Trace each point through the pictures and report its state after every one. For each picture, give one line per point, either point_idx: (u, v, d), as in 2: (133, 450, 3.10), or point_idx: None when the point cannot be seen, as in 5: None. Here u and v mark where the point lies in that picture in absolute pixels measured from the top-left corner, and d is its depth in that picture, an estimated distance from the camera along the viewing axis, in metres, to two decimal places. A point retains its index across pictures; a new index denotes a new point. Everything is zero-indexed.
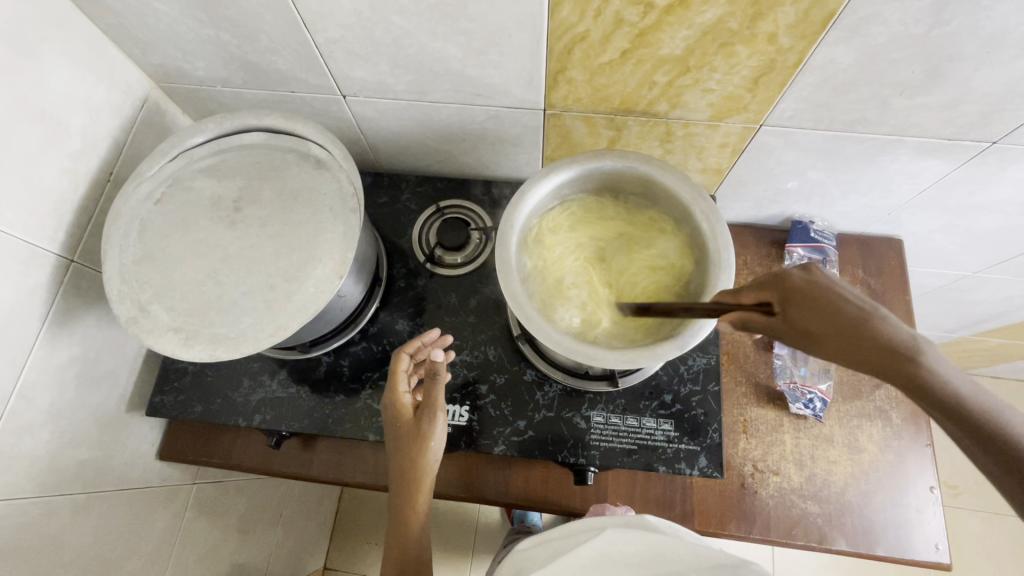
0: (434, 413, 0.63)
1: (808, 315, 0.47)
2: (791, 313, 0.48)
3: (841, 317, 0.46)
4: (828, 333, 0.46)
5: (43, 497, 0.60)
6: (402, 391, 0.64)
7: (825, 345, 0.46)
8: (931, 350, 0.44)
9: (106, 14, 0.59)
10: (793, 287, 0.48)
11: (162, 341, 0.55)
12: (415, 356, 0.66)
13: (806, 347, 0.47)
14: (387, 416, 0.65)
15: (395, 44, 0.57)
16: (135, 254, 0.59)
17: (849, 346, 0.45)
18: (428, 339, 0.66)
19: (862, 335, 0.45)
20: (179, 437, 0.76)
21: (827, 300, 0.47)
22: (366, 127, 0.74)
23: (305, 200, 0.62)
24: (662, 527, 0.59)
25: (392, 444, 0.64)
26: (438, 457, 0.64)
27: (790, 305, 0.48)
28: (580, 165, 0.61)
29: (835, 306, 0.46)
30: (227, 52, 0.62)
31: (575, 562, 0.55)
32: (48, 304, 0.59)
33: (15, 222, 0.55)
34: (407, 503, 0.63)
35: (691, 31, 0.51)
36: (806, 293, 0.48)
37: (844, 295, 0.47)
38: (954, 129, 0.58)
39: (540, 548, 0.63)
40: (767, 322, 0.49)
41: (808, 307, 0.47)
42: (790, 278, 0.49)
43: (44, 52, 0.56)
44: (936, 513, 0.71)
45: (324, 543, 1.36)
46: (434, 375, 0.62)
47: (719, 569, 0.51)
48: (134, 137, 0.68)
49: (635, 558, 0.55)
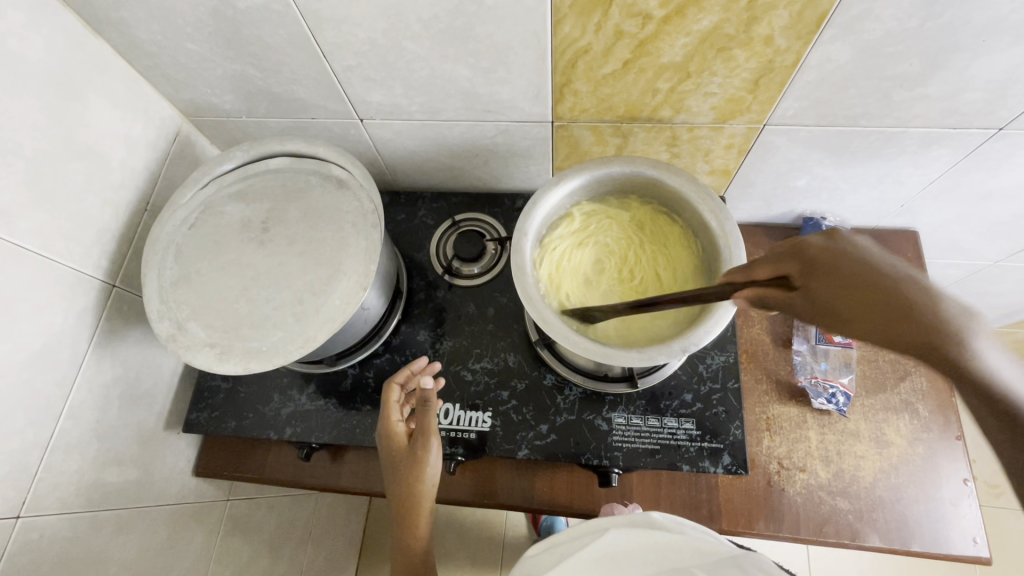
0: (427, 438, 0.63)
1: (826, 283, 0.44)
2: (809, 285, 0.45)
3: (868, 289, 0.43)
4: (843, 302, 0.43)
5: (90, 511, 0.62)
6: (395, 421, 0.66)
7: (850, 316, 0.43)
8: (974, 325, 0.39)
9: (142, 57, 0.64)
10: (811, 256, 0.46)
11: (199, 356, 0.58)
12: (404, 386, 0.68)
13: (822, 321, 0.44)
14: (381, 446, 0.66)
15: (408, 68, 0.61)
16: (172, 276, 0.63)
17: (881, 322, 0.41)
18: (416, 366, 0.68)
19: (891, 303, 0.41)
20: (212, 453, 0.78)
21: (850, 269, 0.44)
22: (383, 148, 0.77)
23: (328, 219, 0.65)
24: (667, 524, 0.59)
25: (388, 474, 0.64)
26: (435, 481, 0.64)
27: (811, 275, 0.45)
28: (589, 171, 0.62)
29: (856, 273, 0.43)
30: (251, 84, 0.67)
31: (578, 565, 0.54)
32: (93, 327, 0.63)
33: (64, 251, 0.59)
34: (408, 528, 0.63)
35: (689, 39, 0.54)
36: (826, 262, 0.45)
37: (878, 263, 0.44)
38: (958, 118, 0.59)
39: (546, 554, 0.61)
40: (785, 296, 0.46)
41: (830, 277, 0.44)
42: (812, 246, 0.47)
43: (87, 94, 0.61)
44: (972, 506, 0.69)
45: (353, 561, 1.37)
46: (426, 402, 0.64)
47: (724, 564, 0.50)
48: (167, 168, 0.73)
49: (641, 557, 0.54)
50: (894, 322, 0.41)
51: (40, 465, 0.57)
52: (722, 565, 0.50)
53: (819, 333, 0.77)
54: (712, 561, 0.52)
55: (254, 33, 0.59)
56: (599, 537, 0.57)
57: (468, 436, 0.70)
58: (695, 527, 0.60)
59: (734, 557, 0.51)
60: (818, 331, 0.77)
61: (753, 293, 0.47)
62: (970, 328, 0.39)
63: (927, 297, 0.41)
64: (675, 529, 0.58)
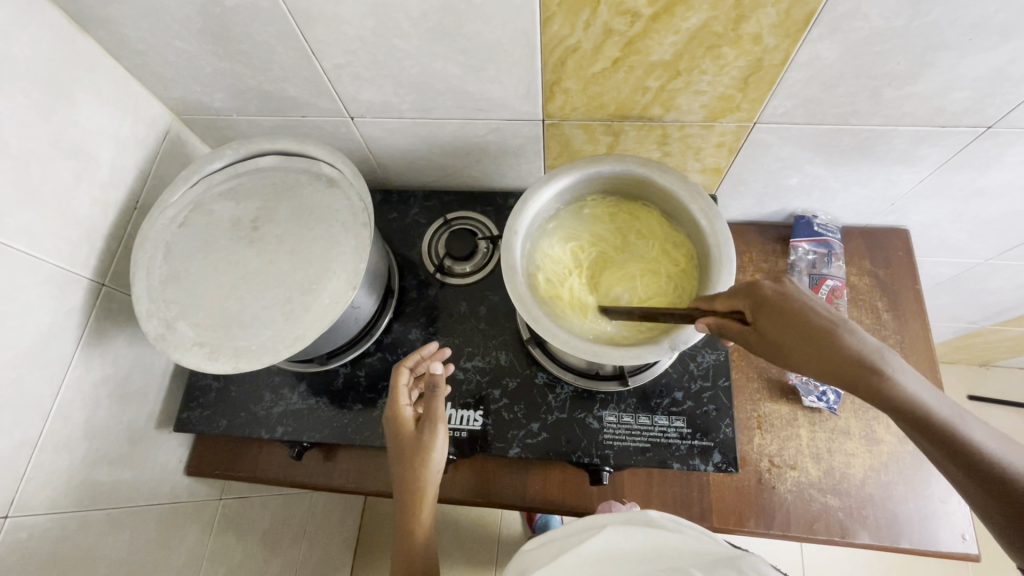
0: (435, 424, 0.63)
1: (779, 326, 0.48)
2: (761, 324, 0.48)
3: (811, 330, 0.47)
4: (788, 340, 0.47)
5: (81, 511, 0.62)
6: (403, 404, 0.66)
7: (792, 356, 0.47)
8: (897, 361, 0.45)
9: (130, 55, 0.64)
10: (761, 296, 0.49)
11: (188, 356, 0.58)
12: (413, 369, 0.68)
13: (776, 360, 0.48)
14: (387, 432, 0.66)
15: (398, 66, 0.61)
16: (161, 275, 0.63)
17: (824, 358, 0.46)
18: (427, 351, 0.68)
19: (831, 345, 0.46)
20: (204, 452, 0.78)
21: (793, 310, 0.48)
22: (374, 146, 0.77)
23: (318, 217, 0.65)
24: (664, 522, 0.59)
25: (393, 456, 0.64)
26: (440, 469, 0.64)
27: (760, 314, 0.49)
28: (579, 170, 0.63)
29: (799, 315, 0.47)
30: (242, 82, 0.66)
31: (577, 563, 0.54)
32: (82, 325, 0.63)
33: (52, 250, 0.59)
34: (411, 511, 0.63)
35: (678, 37, 0.54)
36: (769, 302, 0.49)
37: (812, 306, 0.48)
38: (948, 116, 0.59)
39: (545, 548, 0.61)
40: (740, 331, 0.50)
41: (775, 316, 0.48)
42: (762, 288, 0.49)
43: (76, 92, 0.60)
44: (962, 503, 0.69)
45: (348, 559, 1.37)
46: (434, 387, 0.63)
47: (720, 563, 0.50)
48: (157, 166, 0.73)
49: (637, 556, 0.54)
50: (833, 361, 0.45)
51: (29, 465, 0.57)
52: (717, 564, 0.50)
53: None
54: (708, 562, 0.51)
55: (243, 31, 0.58)
56: (597, 535, 0.57)
57: (460, 435, 0.70)
58: (693, 527, 0.60)
59: (730, 558, 0.51)
60: None
61: (716, 323, 0.51)
62: (892, 363, 0.45)
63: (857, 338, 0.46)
64: (672, 527, 0.58)
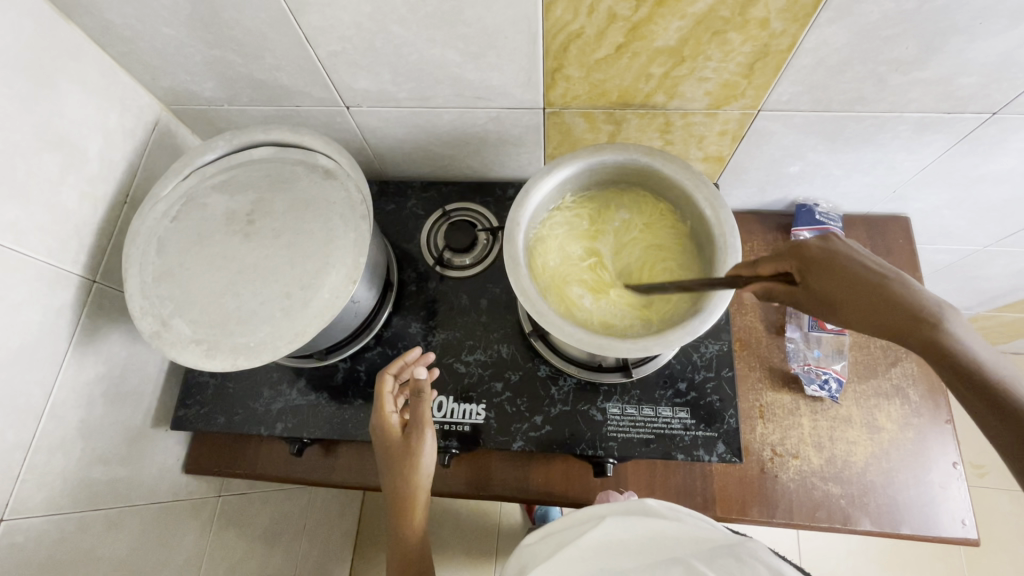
0: (422, 429, 0.63)
1: (825, 280, 0.49)
2: (810, 280, 0.50)
3: (866, 282, 0.48)
4: (846, 295, 0.48)
5: (77, 512, 0.61)
6: (389, 411, 0.65)
7: (844, 306, 0.48)
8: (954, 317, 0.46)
9: (116, 42, 0.62)
10: (810, 255, 0.51)
11: (184, 353, 0.57)
12: (398, 375, 0.68)
13: (823, 311, 0.49)
14: (375, 437, 0.65)
15: (396, 53, 0.59)
16: (154, 271, 0.61)
17: (865, 304, 0.48)
18: (411, 357, 0.68)
19: (888, 299, 0.47)
20: (202, 450, 0.77)
21: (842, 265, 0.49)
22: (371, 137, 0.75)
23: (314, 210, 0.63)
24: (663, 511, 0.59)
25: (382, 464, 0.64)
26: (430, 472, 0.64)
27: (808, 273, 0.50)
28: (581, 160, 0.62)
29: (848, 269, 0.49)
30: (233, 71, 0.64)
31: (576, 553, 0.54)
32: (73, 325, 0.61)
33: (40, 246, 0.57)
34: (404, 516, 0.63)
35: (684, 22, 0.52)
36: (819, 260, 0.50)
37: (857, 258, 0.50)
38: (954, 102, 0.59)
39: (543, 543, 0.61)
40: (789, 291, 0.51)
41: (825, 275, 0.49)
42: (811, 247, 0.51)
43: (60, 81, 0.58)
44: (962, 489, 0.70)
45: (348, 553, 1.37)
46: (418, 393, 0.63)
47: (720, 552, 0.49)
48: (147, 159, 0.71)
49: (636, 546, 0.54)
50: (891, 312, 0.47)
51: (23, 467, 0.56)
52: (718, 552, 0.49)
53: (812, 320, 0.77)
54: (708, 550, 0.51)
55: (234, 17, 0.56)
56: (597, 526, 0.57)
57: (462, 429, 0.70)
58: (692, 516, 0.59)
59: (730, 547, 0.50)
60: (811, 318, 0.77)
61: (765, 288, 0.51)
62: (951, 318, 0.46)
63: (912, 290, 0.48)
64: (671, 516, 0.58)
